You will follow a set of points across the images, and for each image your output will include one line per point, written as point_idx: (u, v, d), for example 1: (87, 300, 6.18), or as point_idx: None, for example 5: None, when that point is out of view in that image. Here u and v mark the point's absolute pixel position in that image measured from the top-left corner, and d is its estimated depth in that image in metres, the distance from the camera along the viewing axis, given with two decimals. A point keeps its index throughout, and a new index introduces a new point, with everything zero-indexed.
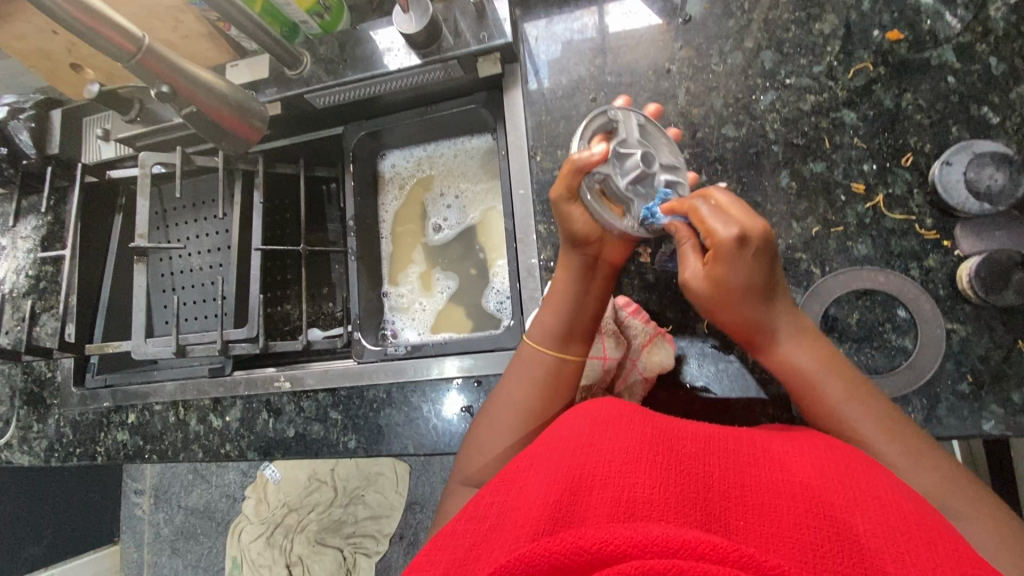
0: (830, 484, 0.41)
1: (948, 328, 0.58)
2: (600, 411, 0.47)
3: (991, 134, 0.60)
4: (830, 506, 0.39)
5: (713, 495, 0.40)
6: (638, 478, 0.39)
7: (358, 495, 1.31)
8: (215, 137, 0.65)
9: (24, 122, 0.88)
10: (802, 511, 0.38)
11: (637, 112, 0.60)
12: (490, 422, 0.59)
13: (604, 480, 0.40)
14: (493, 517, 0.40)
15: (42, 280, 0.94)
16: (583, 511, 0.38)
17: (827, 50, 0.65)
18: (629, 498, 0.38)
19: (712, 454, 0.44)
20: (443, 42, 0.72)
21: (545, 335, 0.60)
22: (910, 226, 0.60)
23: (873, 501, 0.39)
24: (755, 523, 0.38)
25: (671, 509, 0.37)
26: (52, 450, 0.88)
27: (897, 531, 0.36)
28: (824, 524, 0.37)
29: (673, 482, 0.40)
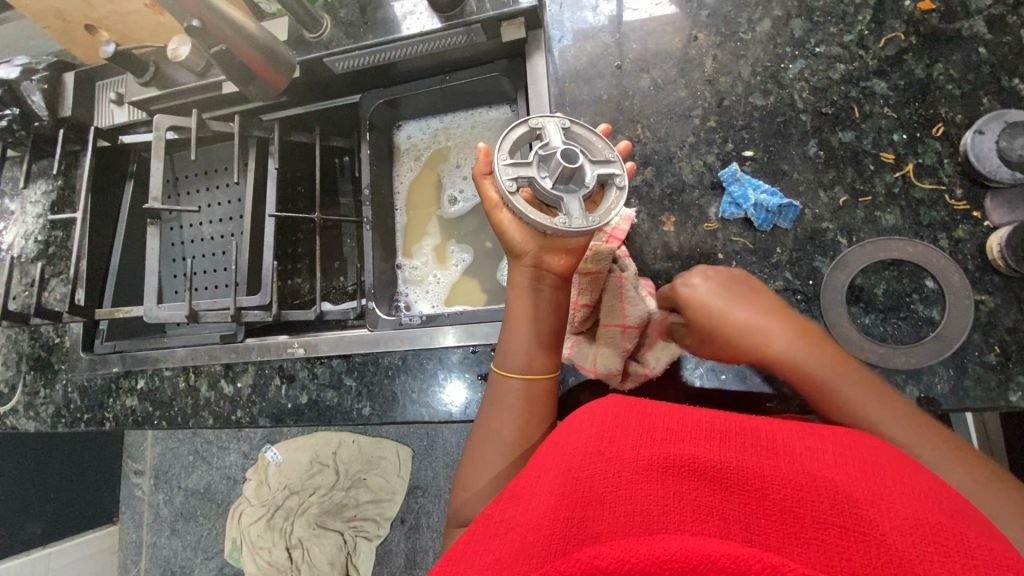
0: (852, 478, 0.41)
1: (976, 299, 0.57)
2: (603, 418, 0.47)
3: (1023, 106, 0.59)
4: (853, 500, 0.38)
5: (733, 494, 0.40)
6: (649, 489, 0.40)
7: (360, 479, 1.25)
8: (243, 80, 0.64)
9: (35, 84, 0.87)
10: (825, 506, 0.38)
11: (560, 115, 0.57)
12: (480, 450, 0.59)
13: (615, 492, 0.40)
14: (508, 533, 0.42)
15: (51, 245, 0.93)
16: (597, 524, 0.38)
17: (858, 18, 0.64)
18: (643, 510, 0.38)
19: (727, 450, 0.44)
20: (467, 7, 0.71)
21: (511, 359, 0.60)
22: (940, 196, 0.59)
23: (900, 498, 0.39)
24: (778, 523, 0.37)
25: (688, 517, 0.37)
26: (60, 416, 0.88)
27: (924, 528, 0.36)
28: (848, 521, 0.36)
29: (689, 488, 0.40)
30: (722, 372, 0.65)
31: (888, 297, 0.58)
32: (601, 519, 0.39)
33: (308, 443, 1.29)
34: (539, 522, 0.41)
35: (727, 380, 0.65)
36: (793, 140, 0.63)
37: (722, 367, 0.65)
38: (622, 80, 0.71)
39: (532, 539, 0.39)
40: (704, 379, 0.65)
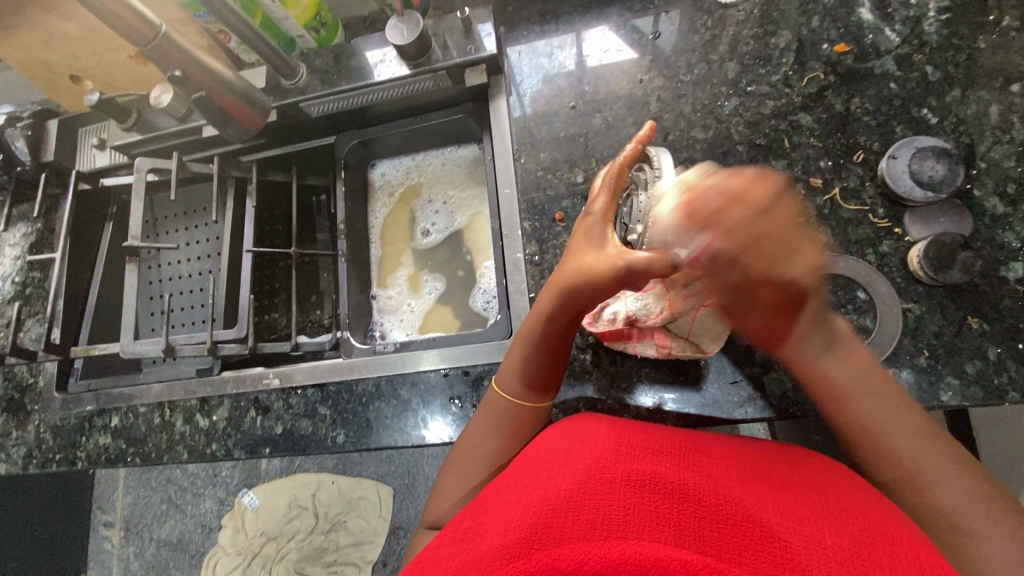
0: (792, 498, 0.45)
1: (903, 307, 0.62)
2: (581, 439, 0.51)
3: (931, 133, 0.66)
4: (792, 517, 0.43)
5: (687, 507, 0.44)
6: (613, 501, 0.44)
7: (341, 521, 1.24)
8: (221, 124, 0.67)
9: (21, 131, 0.91)
10: (767, 522, 0.42)
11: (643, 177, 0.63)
12: (459, 463, 0.66)
13: (581, 499, 0.44)
14: (476, 534, 0.45)
15: (29, 286, 0.94)
16: (563, 530, 0.42)
17: (782, 61, 0.72)
18: (606, 519, 0.42)
19: (686, 467, 0.48)
20: (432, 55, 0.77)
21: (509, 382, 0.66)
22: (864, 215, 0.65)
23: (834, 514, 0.44)
24: (727, 535, 0.42)
25: (646, 527, 0.41)
26: (30, 457, 0.87)
27: (851, 540, 0.41)
28: (788, 534, 0.41)
29: (648, 501, 0.44)
30: (681, 384, 0.69)
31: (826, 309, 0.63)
32: (567, 525, 0.42)
33: (286, 487, 1.28)
34: (508, 522, 0.44)
35: (686, 392, 0.69)
36: (732, 168, 0.69)
37: (681, 380, 0.69)
38: (577, 119, 0.77)
39: (500, 537, 0.42)
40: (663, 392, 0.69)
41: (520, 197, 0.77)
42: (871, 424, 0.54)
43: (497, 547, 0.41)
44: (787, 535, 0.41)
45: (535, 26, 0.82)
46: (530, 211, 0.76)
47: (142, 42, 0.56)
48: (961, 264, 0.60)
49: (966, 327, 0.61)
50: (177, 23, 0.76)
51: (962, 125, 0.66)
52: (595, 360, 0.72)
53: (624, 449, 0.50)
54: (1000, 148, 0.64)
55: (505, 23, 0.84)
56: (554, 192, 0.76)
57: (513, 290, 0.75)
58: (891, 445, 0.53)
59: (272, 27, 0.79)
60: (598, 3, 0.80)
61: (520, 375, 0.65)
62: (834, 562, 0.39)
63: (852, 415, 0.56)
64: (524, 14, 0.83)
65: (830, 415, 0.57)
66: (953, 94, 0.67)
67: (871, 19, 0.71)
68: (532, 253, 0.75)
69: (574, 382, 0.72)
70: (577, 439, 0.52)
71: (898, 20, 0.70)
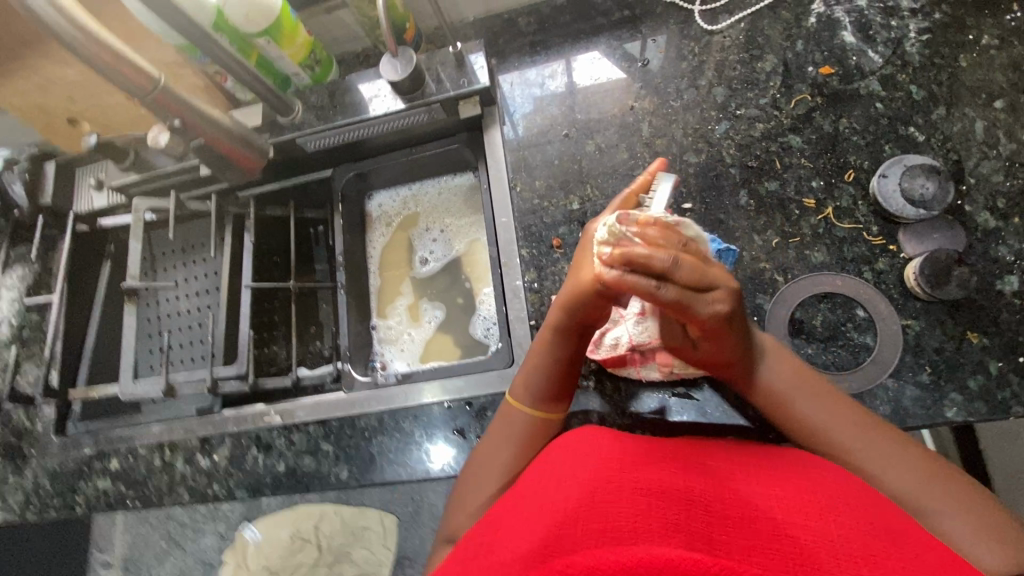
0: (796, 497, 0.45)
1: (902, 324, 0.63)
2: (581, 454, 0.51)
3: (920, 151, 0.67)
4: (798, 514, 0.43)
5: (695, 511, 0.43)
6: (621, 508, 0.43)
7: (345, 553, 1.21)
8: (220, 169, 0.68)
9: (19, 174, 0.93)
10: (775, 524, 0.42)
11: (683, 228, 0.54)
12: (469, 483, 0.63)
13: (589, 507, 0.43)
14: (489, 551, 0.44)
15: (26, 328, 0.93)
16: (574, 540, 0.41)
17: (769, 84, 0.73)
18: (615, 526, 0.42)
19: (690, 475, 0.48)
20: (427, 89, 0.78)
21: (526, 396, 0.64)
22: (859, 234, 0.66)
23: (838, 509, 0.43)
24: (736, 537, 0.41)
25: (655, 533, 0.41)
26: (29, 503, 0.85)
27: (857, 535, 0.40)
28: (794, 532, 0.41)
29: (654, 507, 0.43)
30: (685, 406, 0.69)
31: (826, 327, 0.64)
32: (578, 533, 0.42)
33: (288, 517, 1.22)
34: (519, 536, 0.43)
35: (688, 415, 0.69)
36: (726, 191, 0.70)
37: (683, 403, 0.69)
38: (571, 147, 0.78)
39: (512, 549, 0.42)
40: (668, 415, 0.69)
41: (517, 225, 0.78)
42: (834, 440, 0.54)
43: (509, 560, 0.40)
44: (793, 533, 0.41)
45: (526, 57, 0.84)
46: (528, 239, 0.77)
47: (140, 94, 0.55)
48: (957, 280, 0.61)
49: (965, 342, 0.62)
50: (173, 66, 0.77)
51: (950, 142, 0.67)
52: (598, 386, 0.71)
53: (624, 460, 0.50)
54: (988, 163, 0.66)
55: (497, 55, 0.85)
56: (551, 218, 0.77)
57: (514, 319, 0.75)
58: (856, 457, 0.53)
59: (267, 66, 0.80)
60: (586, 32, 0.82)
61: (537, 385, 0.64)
62: (842, 558, 0.38)
63: (810, 433, 0.56)
64: (514, 45, 0.85)
65: (792, 434, 0.57)
66: (939, 112, 0.68)
67: (854, 41, 0.72)
68: (531, 280, 0.75)
69: (578, 412, 0.71)
70: (576, 453, 0.52)
71: (881, 41, 0.71)
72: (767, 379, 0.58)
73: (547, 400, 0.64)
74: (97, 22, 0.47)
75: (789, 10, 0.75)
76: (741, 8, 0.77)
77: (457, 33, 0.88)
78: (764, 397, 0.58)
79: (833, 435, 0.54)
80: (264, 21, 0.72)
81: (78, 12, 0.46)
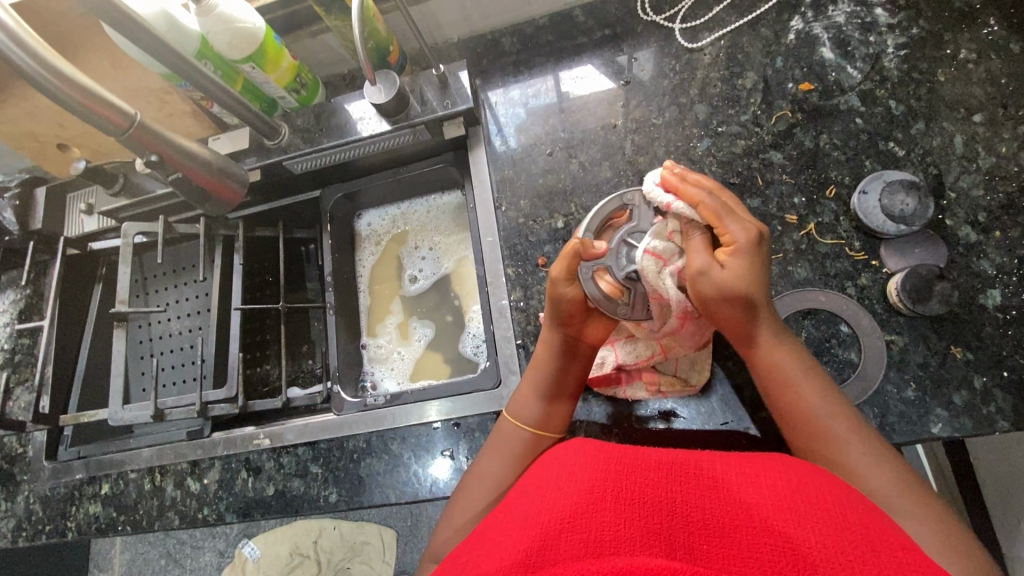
0: (780, 499, 0.44)
1: (886, 339, 0.63)
2: (564, 461, 0.50)
3: (900, 166, 0.68)
4: (781, 516, 0.42)
5: (676, 522, 0.42)
6: (604, 517, 0.42)
7: (343, 569, 1.20)
8: (199, 202, 0.69)
9: (9, 202, 0.92)
10: (758, 529, 0.41)
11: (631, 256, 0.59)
12: (458, 505, 0.62)
13: (571, 519, 0.42)
14: (472, 564, 0.43)
15: (18, 353, 0.94)
16: (556, 551, 0.40)
17: (750, 101, 0.74)
18: (598, 536, 0.41)
19: (674, 481, 0.47)
20: (411, 110, 0.78)
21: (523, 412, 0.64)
22: (841, 249, 0.66)
23: (823, 512, 0.42)
24: (718, 545, 0.40)
25: (636, 543, 0.40)
26: (20, 529, 0.85)
27: (841, 538, 0.39)
28: (778, 536, 0.40)
29: (637, 516, 0.42)
30: (674, 425, 0.68)
31: (809, 343, 0.64)
32: (560, 544, 0.40)
33: (287, 534, 1.25)
34: (501, 549, 0.42)
35: (677, 434, 0.68)
36: None
37: (672, 422, 0.68)
38: (555, 166, 0.79)
39: (494, 563, 0.41)
40: (656, 435, 0.68)
41: (502, 244, 0.78)
42: (829, 431, 0.54)
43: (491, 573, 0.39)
44: (776, 537, 0.40)
45: (510, 77, 0.85)
46: (513, 258, 0.77)
47: (116, 132, 0.55)
48: (940, 295, 0.61)
49: (950, 356, 0.62)
50: (161, 92, 0.80)
51: (929, 156, 0.67)
52: (586, 407, 0.71)
53: (608, 465, 0.48)
54: (968, 177, 0.66)
55: (481, 75, 0.86)
56: (536, 237, 0.77)
57: (500, 338, 0.75)
58: (844, 452, 0.52)
59: (253, 91, 0.81)
60: (569, 52, 0.83)
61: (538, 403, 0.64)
62: (825, 561, 0.37)
63: (805, 414, 0.55)
64: (498, 65, 0.86)
65: (784, 417, 0.56)
66: (918, 127, 0.68)
67: (833, 57, 0.73)
68: (517, 299, 0.76)
69: (566, 433, 0.71)
70: (559, 460, 0.51)
71: (859, 57, 0.72)
72: (774, 353, 0.57)
73: (543, 414, 0.64)
74: (68, 64, 0.48)
75: (769, 27, 0.76)
76: (721, 26, 0.78)
77: (442, 54, 0.89)
78: (766, 378, 0.58)
79: (826, 428, 0.54)
80: (246, 47, 0.72)
81: (48, 56, 0.46)
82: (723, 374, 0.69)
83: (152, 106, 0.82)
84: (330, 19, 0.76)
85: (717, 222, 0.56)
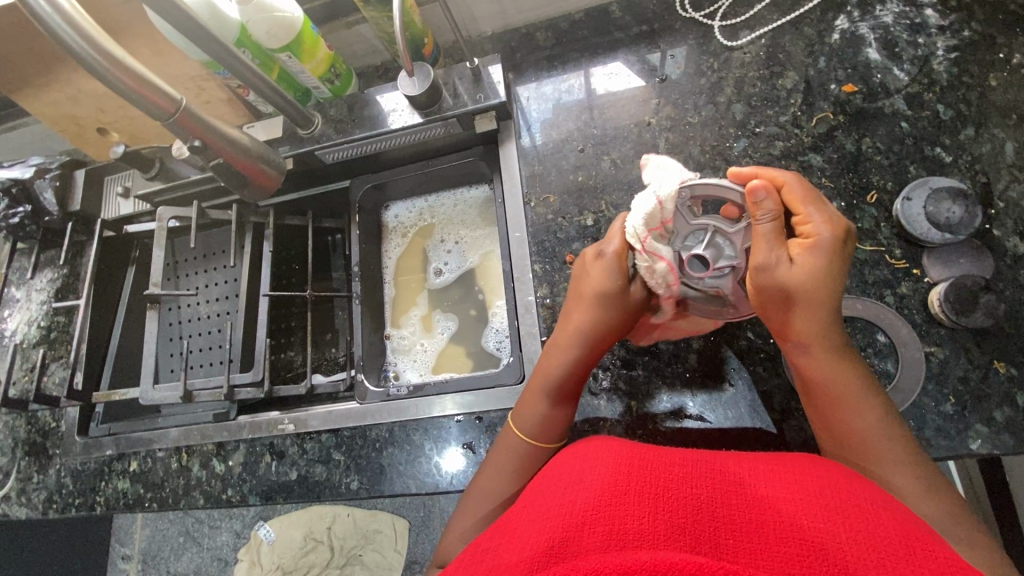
0: (810, 500, 0.42)
1: (926, 351, 0.61)
2: (591, 452, 0.50)
3: (946, 172, 0.66)
4: (810, 515, 0.41)
5: (702, 517, 0.41)
6: (629, 510, 0.41)
7: (356, 556, 1.22)
8: (239, 187, 0.70)
9: (49, 182, 0.94)
10: (786, 527, 0.40)
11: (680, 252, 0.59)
12: (476, 494, 0.63)
13: (596, 510, 0.42)
14: (494, 555, 0.43)
15: (53, 330, 0.97)
16: (580, 543, 0.39)
17: (790, 101, 0.72)
18: (621, 530, 0.40)
19: (699, 477, 0.46)
20: (444, 103, 0.78)
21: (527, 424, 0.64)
22: (881, 256, 0.64)
23: (856, 511, 0.41)
24: (744, 540, 0.39)
25: (661, 536, 0.39)
26: (51, 501, 0.88)
27: (876, 539, 0.38)
28: (809, 534, 0.39)
29: (662, 510, 0.42)
30: (696, 427, 0.68)
31: None
32: (584, 537, 0.40)
33: (303, 518, 1.27)
34: (525, 540, 0.42)
35: (701, 436, 0.67)
36: None
37: (694, 424, 0.68)
38: (586, 162, 0.78)
39: (517, 553, 0.40)
40: (680, 436, 0.68)
41: (530, 240, 0.78)
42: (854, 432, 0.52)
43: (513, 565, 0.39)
44: (805, 537, 0.39)
45: (543, 72, 0.84)
46: (541, 254, 0.77)
47: (162, 117, 0.56)
48: (984, 308, 0.59)
49: (993, 371, 0.60)
50: (200, 79, 0.81)
51: (978, 163, 0.65)
52: (609, 408, 0.70)
53: (632, 460, 0.48)
54: (1018, 187, 0.64)
55: (514, 69, 0.86)
56: (565, 235, 0.76)
57: (525, 333, 0.75)
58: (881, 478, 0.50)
59: (289, 80, 0.82)
60: (604, 47, 0.82)
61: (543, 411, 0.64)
62: (857, 556, 0.36)
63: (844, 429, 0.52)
64: (532, 59, 0.85)
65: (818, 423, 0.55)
66: (967, 133, 0.66)
67: (879, 59, 0.71)
68: (543, 295, 0.75)
69: (589, 432, 0.70)
70: (585, 453, 0.50)
71: (907, 59, 0.70)
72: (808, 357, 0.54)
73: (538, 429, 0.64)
74: (120, 48, 0.49)
75: (812, 26, 0.74)
76: (762, 24, 0.76)
77: (475, 47, 0.89)
78: (822, 397, 0.54)
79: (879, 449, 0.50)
80: (285, 36, 0.72)
81: (102, 39, 0.47)
82: (750, 379, 0.68)
83: (190, 93, 0.83)
84: (367, 10, 0.76)
85: (801, 209, 0.54)
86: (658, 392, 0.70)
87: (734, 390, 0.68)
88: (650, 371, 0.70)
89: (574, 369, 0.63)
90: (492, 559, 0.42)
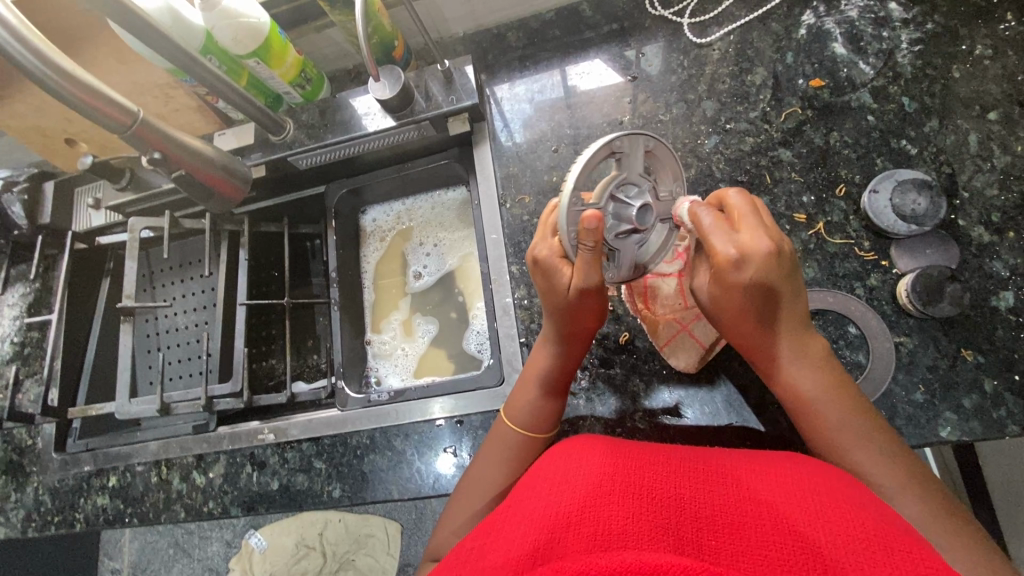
0: (792, 500, 0.43)
1: (895, 341, 0.62)
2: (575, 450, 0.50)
3: (912, 164, 0.67)
4: (791, 515, 0.41)
5: (685, 519, 0.42)
6: (613, 511, 0.41)
7: (348, 561, 1.21)
8: (203, 198, 0.69)
9: (17, 195, 0.92)
10: (768, 528, 0.40)
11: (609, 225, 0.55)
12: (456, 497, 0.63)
13: (581, 510, 0.42)
14: (477, 558, 0.42)
15: (27, 345, 0.95)
16: (562, 544, 0.39)
17: (759, 98, 0.73)
18: (605, 530, 0.40)
19: (682, 477, 0.46)
20: (415, 106, 0.77)
21: (516, 413, 0.65)
22: (850, 249, 0.65)
23: (834, 509, 0.41)
24: (726, 542, 0.40)
25: (644, 537, 0.39)
26: (29, 520, 0.86)
27: (854, 538, 0.38)
28: (786, 536, 0.39)
29: (644, 510, 0.42)
30: (674, 424, 0.68)
31: None
32: (566, 539, 0.40)
33: (294, 525, 1.24)
34: (509, 542, 0.41)
35: (680, 431, 0.68)
36: None
37: (673, 420, 0.68)
38: (561, 162, 0.79)
39: (501, 556, 0.40)
40: (658, 433, 0.68)
41: (507, 241, 0.78)
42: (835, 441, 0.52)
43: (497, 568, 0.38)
44: (786, 537, 0.39)
45: (516, 72, 0.84)
46: (518, 255, 0.77)
47: (118, 130, 0.55)
48: (949, 297, 0.60)
49: (961, 359, 0.61)
50: (167, 87, 0.80)
51: (943, 154, 0.66)
52: (588, 406, 0.71)
53: (617, 461, 0.48)
54: (982, 177, 0.65)
55: (486, 70, 0.86)
56: None
57: (503, 335, 0.76)
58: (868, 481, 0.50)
59: (258, 86, 0.81)
60: (575, 47, 0.82)
61: (533, 404, 0.64)
62: (838, 556, 0.37)
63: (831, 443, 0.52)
64: (504, 60, 0.85)
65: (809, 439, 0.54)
66: (932, 124, 0.67)
67: (845, 53, 0.71)
68: (520, 297, 0.76)
69: (569, 432, 0.70)
70: (568, 452, 0.50)
71: (872, 53, 0.71)
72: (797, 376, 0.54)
73: (533, 420, 0.64)
74: (71, 61, 0.48)
75: (779, 22, 0.75)
76: (730, 21, 0.76)
77: (447, 49, 0.89)
78: (789, 392, 0.55)
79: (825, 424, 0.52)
80: (251, 42, 0.71)
81: (53, 54, 0.46)
82: (726, 375, 0.68)
83: (157, 102, 0.82)
84: (333, 15, 0.75)
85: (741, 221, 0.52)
86: (636, 390, 0.70)
87: (711, 386, 0.68)
88: (626, 369, 0.71)
89: (561, 362, 0.63)
90: (477, 563, 0.42)
